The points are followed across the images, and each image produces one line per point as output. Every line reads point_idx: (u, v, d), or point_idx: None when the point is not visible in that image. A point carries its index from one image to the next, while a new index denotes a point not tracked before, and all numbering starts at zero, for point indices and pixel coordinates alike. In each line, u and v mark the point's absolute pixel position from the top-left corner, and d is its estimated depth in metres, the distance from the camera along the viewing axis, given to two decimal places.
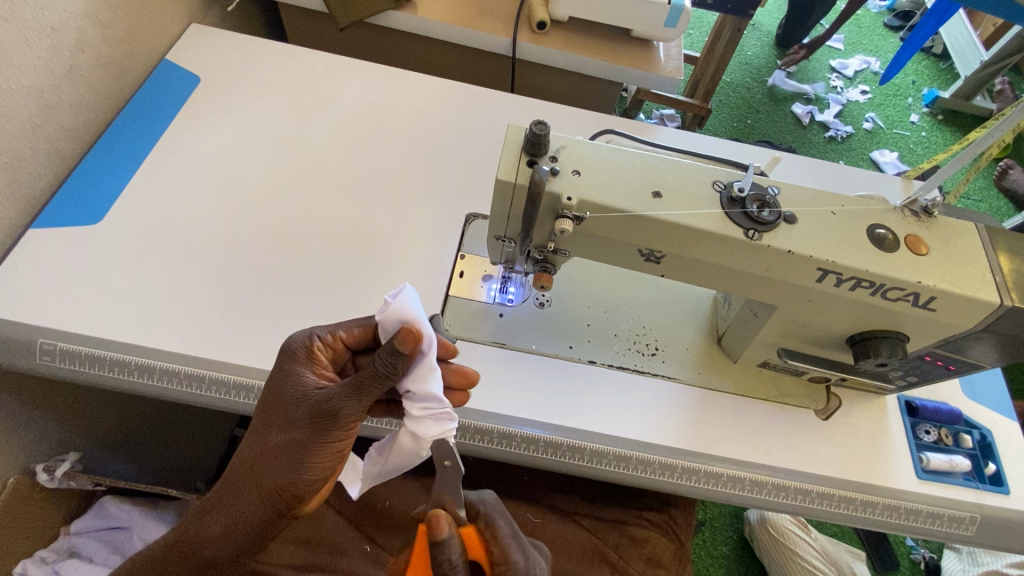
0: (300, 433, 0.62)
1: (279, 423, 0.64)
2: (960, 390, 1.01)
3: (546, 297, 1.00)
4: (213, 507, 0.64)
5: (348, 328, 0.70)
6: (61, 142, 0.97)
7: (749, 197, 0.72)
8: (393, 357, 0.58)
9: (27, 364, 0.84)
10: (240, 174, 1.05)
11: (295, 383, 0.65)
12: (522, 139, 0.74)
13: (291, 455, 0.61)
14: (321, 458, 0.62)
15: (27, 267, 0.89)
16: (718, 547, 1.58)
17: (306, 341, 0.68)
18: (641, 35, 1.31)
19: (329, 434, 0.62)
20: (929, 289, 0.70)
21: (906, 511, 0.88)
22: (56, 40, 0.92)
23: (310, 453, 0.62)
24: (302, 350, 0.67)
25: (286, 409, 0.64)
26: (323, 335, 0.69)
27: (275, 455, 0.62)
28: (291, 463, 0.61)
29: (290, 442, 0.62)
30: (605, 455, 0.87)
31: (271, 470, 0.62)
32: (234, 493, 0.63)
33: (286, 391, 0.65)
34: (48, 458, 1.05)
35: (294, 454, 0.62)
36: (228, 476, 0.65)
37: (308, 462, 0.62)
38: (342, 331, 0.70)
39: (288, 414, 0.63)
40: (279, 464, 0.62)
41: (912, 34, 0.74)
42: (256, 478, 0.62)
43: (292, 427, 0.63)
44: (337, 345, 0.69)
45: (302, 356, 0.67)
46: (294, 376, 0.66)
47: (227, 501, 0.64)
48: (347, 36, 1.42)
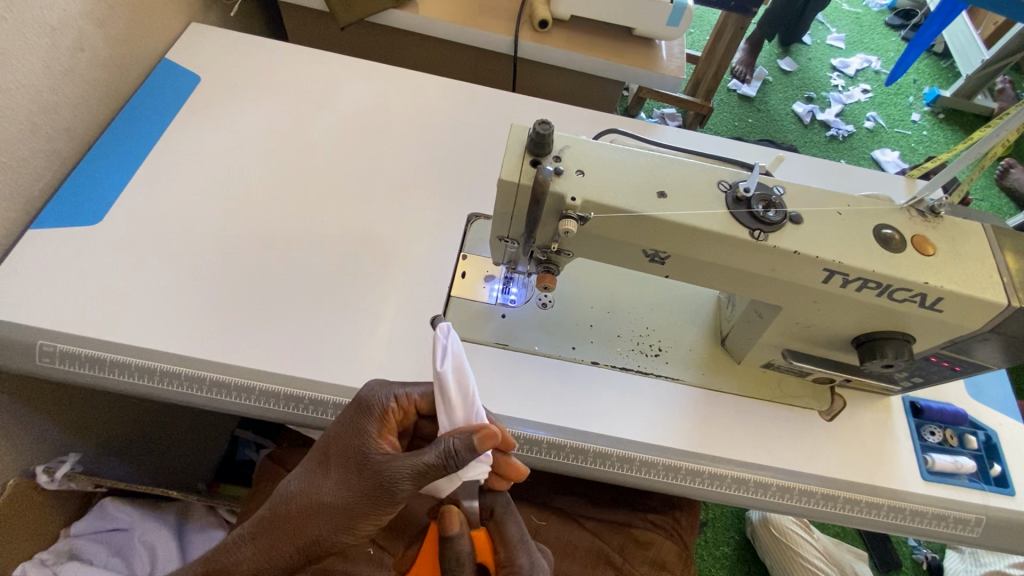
0: (355, 498, 0.62)
1: (336, 482, 0.63)
2: (964, 390, 1.00)
3: (549, 297, 0.99)
4: (247, 539, 0.65)
5: (422, 393, 0.69)
6: (60, 141, 0.97)
7: (754, 197, 0.71)
8: (463, 450, 0.60)
9: (26, 366, 0.83)
10: (240, 174, 1.05)
11: (361, 443, 0.64)
12: (526, 138, 0.73)
13: (336, 522, 0.63)
14: (361, 530, 0.64)
15: (27, 268, 0.88)
16: (720, 548, 1.58)
17: (381, 402, 0.66)
18: (643, 34, 1.30)
19: (381, 508, 0.62)
20: (935, 289, 0.69)
21: (911, 513, 0.88)
22: (55, 39, 0.91)
23: (353, 524, 0.63)
24: (375, 411, 0.66)
25: (346, 469, 0.63)
26: (399, 396, 0.68)
27: (325, 513, 0.63)
28: (337, 525, 0.63)
29: (341, 506, 0.62)
30: (608, 457, 0.86)
31: (315, 523, 0.63)
32: (273, 536, 0.64)
33: (351, 451, 0.64)
34: (49, 460, 1.04)
35: (339, 520, 0.63)
36: (270, 513, 0.65)
37: (352, 527, 0.63)
38: (416, 394, 0.69)
39: (345, 481, 0.63)
40: (324, 524, 0.63)
41: (918, 33, 0.73)
42: (299, 526, 0.63)
43: (349, 490, 0.63)
44: (410, 409, 0.69)
45: (374, 417, 0.65)
46: (362, 436, 0.64)
47: (263, 536, 0.64)
48: (348, 35, 1.41)
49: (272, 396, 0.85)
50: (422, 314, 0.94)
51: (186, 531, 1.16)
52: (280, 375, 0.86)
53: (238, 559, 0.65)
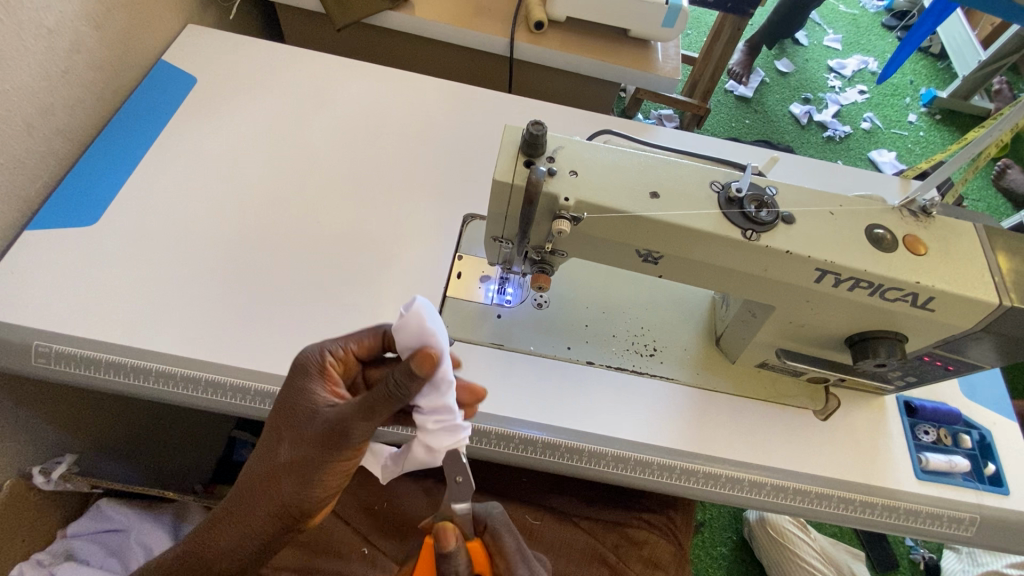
0: (311, 451, 0.61)
1: (289, 440, 0.63)
2: (958, 390, 1.01)
3: (544, 298, 1.00)
4: (221, 520, 0.64)
5: (358, 339, 0.69)
6: (57, 142, 0.97)
7: (747, 197, 0.72)
8: (406, 377, 0.56)
9: (22, 366, 0.83)
10: (237, 175, 1.05)
11: (305, 398, 0.63)
12: (519, 139, 0.73)
13: (299, 476, 0.62)
14: (329, 478, 0.63)
15: (23, 269, 0.88)
16: (717, 548, 1.58)
17: (317, 356, 0.66)
18: (639, 35, 1.31)
19: (340, 453, 0.61)
20: (927, 289, 0.70)
21: (905, 512, 0.88)
22: (52, 41, 0.91)
23: (318, 475, 0.62)
24: (313, 365, 0.65)
25: (297, 424, 0.63)
26: (335, 348, 0.67)
27: (287, 473, 0.62)
28: (301, 481, 0.62)
29: (301, 461, 0.62)
30: (603, 457, 0.87)
31: (281, 486, 0.62)
32: (243, 506, 0.63)
33: (297, 408, 0.63)
34: (45, 461, 1.04)
35: (302, 474, 0.62)
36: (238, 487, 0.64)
37: (318, 479, 0.62)
38: (352, 344, 0.68)
39: (297, 435, 0.62)
40: (288, 482, 0.62)
41: (909, 34, 0.73)
42: (268, 493, 0.62)
43: (303, 444, 0.62)
44: (349, 358, 0.68)
45: (313, 372, 0.65)
46: (306, 392, 0.64)
47: (235, 513, 0.63)
48: (345, 37, 1.41)
49: (268, 396, 0.86)
50: None
51: (184, 532, 1.14)
52: (276, 375, 0.86)
53: (217, 543, 0.63)
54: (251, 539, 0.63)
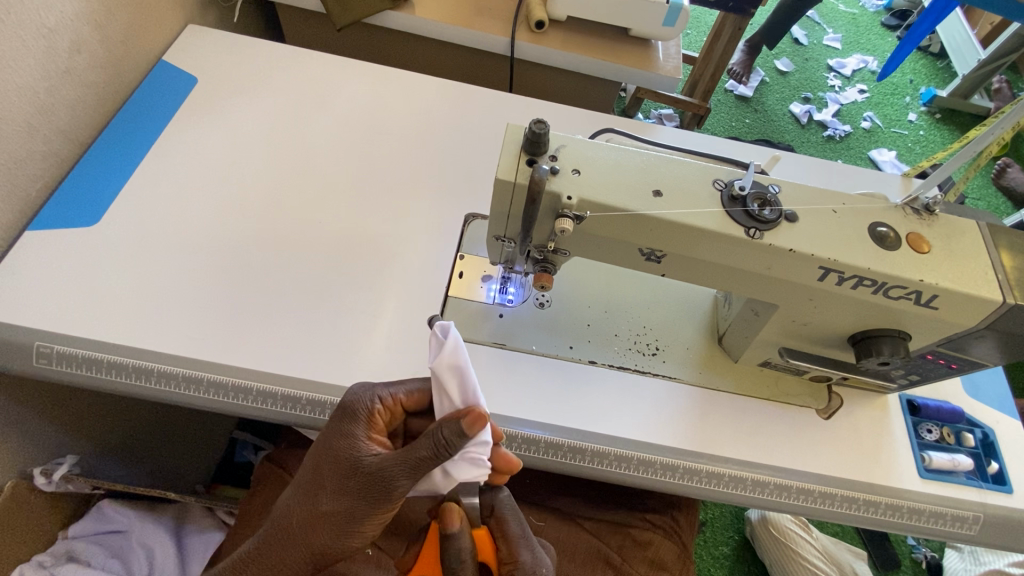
0: (352, 502, 0.62)
1: (332, 488, 0.63)
2: (961, 388, 1.00)
3: (546, 297, 1.00)
4: (253, 558, 0.65)
5: (407, 390, 0.68)
6: (58, 143, 0.97)
7: (750, 195, 0.72)
8: (455, 438, 0.58)
9: (23, 366, 0.83)
10: (238, 175, 1.05)
11: (351, 448, 0.63)
12: (522, 138, 0.73)
13: (339, 526, 0.62)
14: (366, 530, 0.63)
15: (24, 269, 0.88)
16: (719, 548, 1.58)
17: (366, 405, 0.66)
18: (640, 35, 1.31)
19: (380, 507, 0.62)
20: (931, 286, 0.69)
21: (909, 511, 0.88)
22: (52, 41, 0.91)
23: (357, 526, 0.63)
24: (361, 415, 0.65)
25: (340, 474, 0.62)
26: (384, 397, 0.67)
27: (326, 523, 0.62)
28: (339, 531, 0.62)
29: (340, 512, 0.62)
30: (606, 456, 0.86)
31: (320, 534, 0.62)
32: (279, 549, 0.63)
33: (341, 457, 0.63)
34: (46, 462, 1.04)
35: (342, 523, 0.62)
36: (276, 528, 0.64)
37: (356, 530, 0.63)
38: (401, 394, 0.68)
39: (340, 486, 0.62)
40: (328, 530, 0.62)
41: (910, 32, 0.73)
42: (303, 540, 0.63)
43: (345, 496, 0.62)
44: (396, 408, 0.68)
45: (360, 422, 0.65)
46: (351, 441, 0.63)
47: (268, 555, 0.64)
48: (346, 37, 1.41)
49: (270, 396, 0.85)
50: (419, 314, 0.94)
51: (185, 532, 1.16)
52: (278, 375, 0.86)
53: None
54: None
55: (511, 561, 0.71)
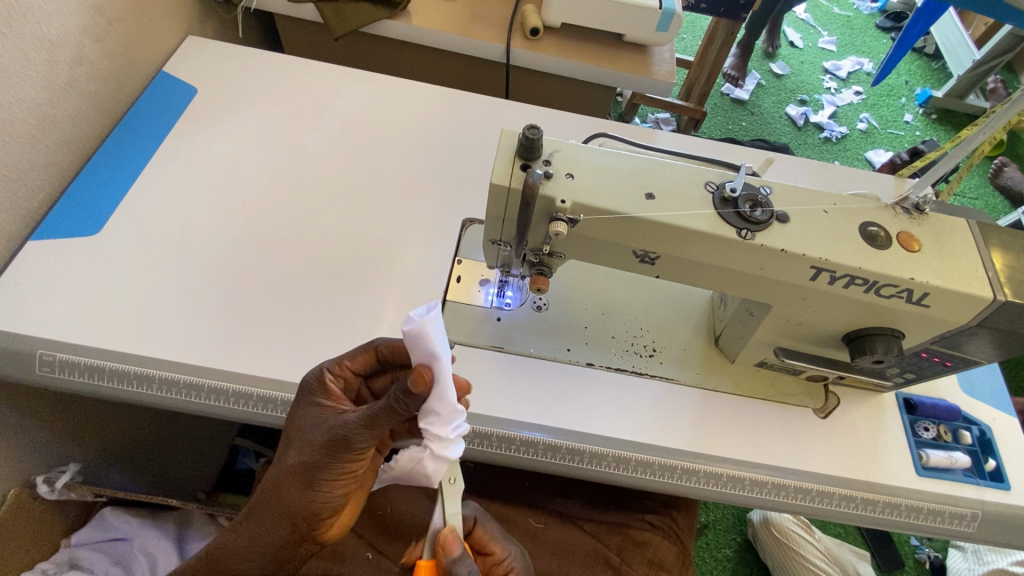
0: (316, 453, 0.61)
1: (296, 445, 0.63)
2: (958, 386, 1.01)
3: (544, 300, 1.00)
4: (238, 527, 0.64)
5: (352, 356, 0.70)
6: (59, 154, 0.98)
7: (741, 197, 0.73)
8: (404, 396, 0.57)
9: (26, 375, 0.84)
10: (238, 183, 1.06)
11: (312, 410, 0.65)
12: (516, 143, 0.74)
13: (304, 478, 0.61)
14: (334, 482, 0.61)
15: (26, 279, 0.89)
16: (722, 550, 1.58)
17: (317, 373, 0.68)
18: (635, 40, 1.32)
19: (345, 456, 0.61)
20: (922, 285, 0.70)
21: (907, 508, 0.88)
22: (54, 54, 0.93)
23: (322, 477, 0.61)
24: (315, 382, 0.67)
25: (306, 432, 0.64)
26: (332, 366, 0.69)
27: (291, 476, 0.61)
28: (306, 483, 0.61)
29: (304, 462, 0.61)
30: (604, 458, 0.87)
31: (288, 490, 0.61)
32: (257, 512, 0.62)
33: (305, 419, 0.65)
34: (48, 470, 1.05)
35: (308, 477, 0.61)
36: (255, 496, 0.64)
37: (323, 482, 0.61)
38: (348, 360, 0.69)
39: (302, 440, 0.63)
40: (295, 485, 0.61)
41: (903, 35, 0.75)
42: (275, 497, 0.62)
43: (308, 447, 0.62)
44: (347, 374, 0.70)
45: (315, 388, 0.67)
46: (311, 405, 0.66)
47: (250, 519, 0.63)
48: (343, 46, 1.43)
49: (270, 401, 0.86)
50: None
51: (187, 538, 1.16)
52: (278, 380, 0.87)
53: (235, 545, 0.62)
54: (263, 545, 0.62)
55: (504, 557, 0.79)
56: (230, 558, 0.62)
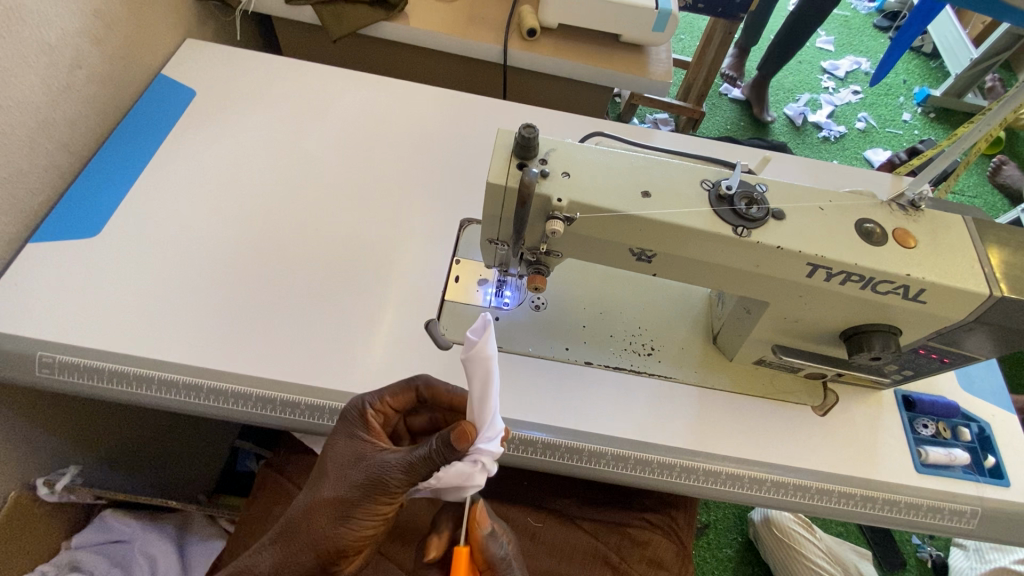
0: (353, 492, 0.62)
1: (333, 478, 0.64)
2: (957, 383, 1.01)
3: (542, 299, 1.01)
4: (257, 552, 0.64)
5: (394, 392, 0.71)
6: (59, 156, 0.98)
7: (737, 194, 0.73)
8: (443, 447, 0.58)
9: (26, 377, 0.84)
10: (236, 185, 1.06)
11: (351, 446, 0.66)
12: (512, 142, 0.75)
13: (337, 515, 0.62)
14: (365, 522, 0.63)
15: (26, 280, 0.89)
16: (723, 550, 1.58)
17: (360, 407, 0.69)
18: (632, 41, 1.33)
19: (380, 499, 0.62)
20: (918, 281, 0.70)
21: (907, 505, 0.88)
22: (53, 57, 0.93)
23: (355, 516, 0.62)
24: (357, 416, 0.68)
25: (342, 469, 0.65)
26: (374, 401, 0.69)
27: (324, 510, 0.62)
28: (338, 519, 0.62)
29: (340, 498, 0.62)
30: (603, 456, 0.87)
31: (318, 524, 0.62)
32: (281, 542, 0.63)
33: (344, 453, 0.66)
34: (49, 472, 1.05)
35: (340, 513, 0.62)
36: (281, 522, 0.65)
37: (355, 521, 0.62)
38: (389, 396, 0.70)
39: (340, 474, 0.64)
40: (327, 519, 0.62)
41: (899, 34, 0.74)
42: (304, 528, 0.63)
43: (345, 484, 0.63)
44: (388, 410, 0.70)
45: (356, 423, 0.68)
46: (351, 440, 0.67)
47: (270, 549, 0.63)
48: (341, 48, 1.44)
49: (269, 402, 0.86)
50: (416, 318, 0.95)
51: (188, 540, 1.17)
52: (276, 381, 0.87)
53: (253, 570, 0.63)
54: None
55: None
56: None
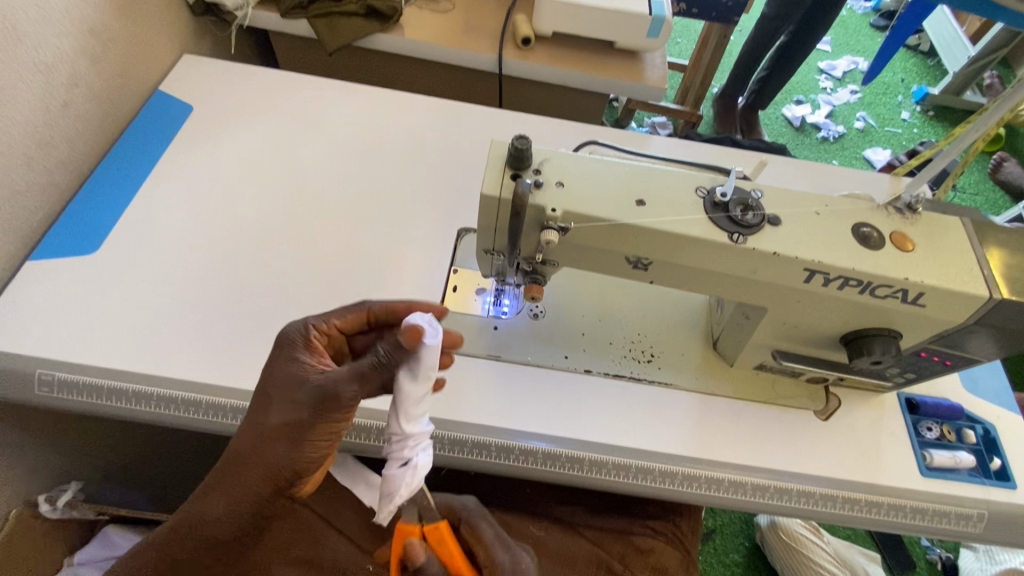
0: (301, 415, 0.61)
1: (279, 404, 0.62)
2: (960, 385, 1.00)
3: (540, 308, 1.00)
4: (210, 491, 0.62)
5: (340, 315, 0.71)
6: (57, 174, 0.99)
7: (732, 202, 0.73)
8: (397, 351, 0.60)
9: (26, 396, 0.85)
10: (233, 199, 1.07)
11: (293, 368, 0.64)
12: (505, 153, 0.75)
13: (289, 438, 0.61)
14: (320, 441, 0.62)
15: (25, 299, 0.90)
16: (729, 555, 1.56)
17: (302, 330, 0.68)
18: (625, 46, 1.33)
19: (332, 415, 0.62)
20: (916, 284, 0.70)
21: (911, 510, 0.88)
22: (50, 76, 0.94)
23: (307, 436, 0.61)
24: (297, 339, 0.67)
25: (287, 393, 0.62)
26: (317, 323, 0.69)
27: (274, 435, 0.61)
28: (291, 444, 0.61)
29: (291, 419, 0.61)
30: (605, 465, 0.87)
31: (271, 451, 0.61)
32: (233, 478, 0.61)
33: (287, 378, 0.63)
34: (51, 488, 1.07)
35: (293, 435, 0.61)
36: (226, 461, 0.62)
37: (310, 441, 0.62)
38: (335, 318, 0.70)
39: (286, 398, 0.62)
40: (279, 445, 0.61)
41: (894, 30, 0.74)
42: (255, 460, 0.61)
43: (292, 405, 0.61)
44: (332, 332, 0.70)
45: (300, 346, 0.66)
46: (294, 362, 0.65)
47: (222, 487, 0.61)
48: (336, 60, 1.45)
49: None
50: None
51: None
52: None
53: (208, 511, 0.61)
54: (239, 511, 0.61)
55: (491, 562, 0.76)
56: (204, 522, 0.62)
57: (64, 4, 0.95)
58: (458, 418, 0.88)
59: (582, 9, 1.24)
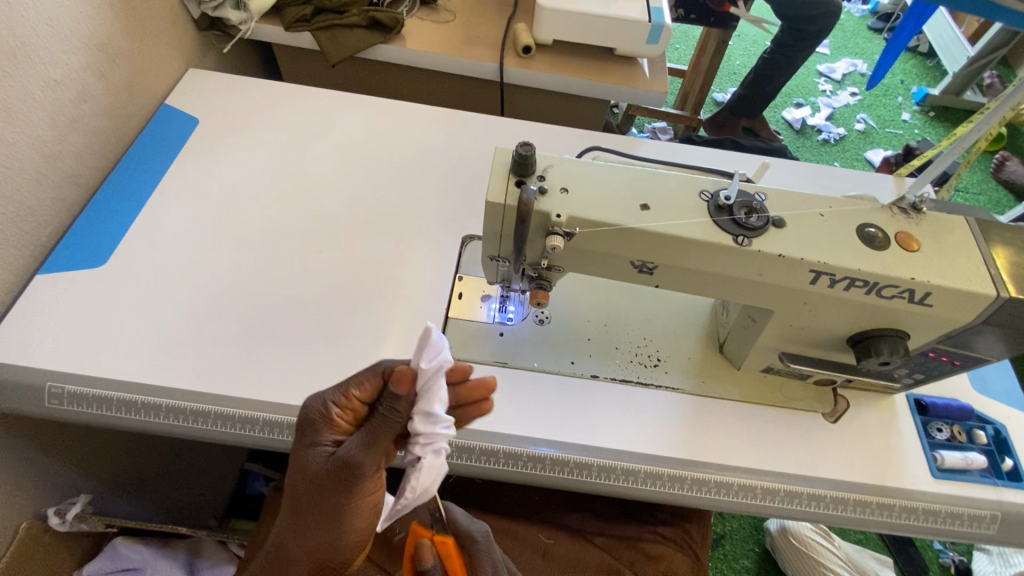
0: (332, 499, 0.62)
1: (307, 490, 0.63)
2: (969, 385, 1.00)
3: (546, 314, 1.00)
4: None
5: (358, 384, 0.65)
6: (67, 189, 1.00)
7: (736, 204, 0.73)
8: (393, 401, 0.60)
9: (35, 408, 0.85)
10: (239, 210, 1.08)
11: (317, 452, 0.64)
12: (510, 160, 0.75)
13: (326, 522, 0.63)
14: (357, 513, 0.64)
15: (36, 312, 0.91)
16: (740, 561, 1.55)
17: (321, 407, 0.65)
18: (625, 53, 1.34)
19: (360, 489, 0.62)
20: (923, 284, 0.70)
21: (924, 512, 0.86)
22: (59, 92, 0.96)
23: (343, 514, 0.63)
24: (317, 417, 0.65)
25: (312, 478, 0.63)
26: (336, 399, 0.65)
27: (313, 522, 0.63)
28: (328, 528, 0.63)
29: (323, 502, 0.63)
30: (614, 470, 0.86)
31: (311, 535, 0.63)
32: (283, 562, 0.65)
33: (311, 464, 0.64)
34: (60, 501, 1.05)
35: (328, 518, 0.63)
36: (274, 549, 0.66)
37: (345, 521, 0.63)
38: (353, 389, 0.64)
39: (312, 485, 0.63)
40: (318, 530, 0.63)
41: (895, 34, 0.73)
42: (299, 543, 0.64)
43: (321, 491, 0.63)
44: (355, 404, 0.65)
45: (321, 424, 0.65)
46: (316, 443, 0.65)
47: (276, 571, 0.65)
48: (339, 72, 1.46)
49: (276, 425, 0.86)
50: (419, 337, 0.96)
51: (197, 568, 1.14)
52: (281, 405, 0.87)
53: None
54: None
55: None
56: None
57: (73, 21, 0.97)
58: (466, 426, 0.88)
59: (581, 17, 1.25)
